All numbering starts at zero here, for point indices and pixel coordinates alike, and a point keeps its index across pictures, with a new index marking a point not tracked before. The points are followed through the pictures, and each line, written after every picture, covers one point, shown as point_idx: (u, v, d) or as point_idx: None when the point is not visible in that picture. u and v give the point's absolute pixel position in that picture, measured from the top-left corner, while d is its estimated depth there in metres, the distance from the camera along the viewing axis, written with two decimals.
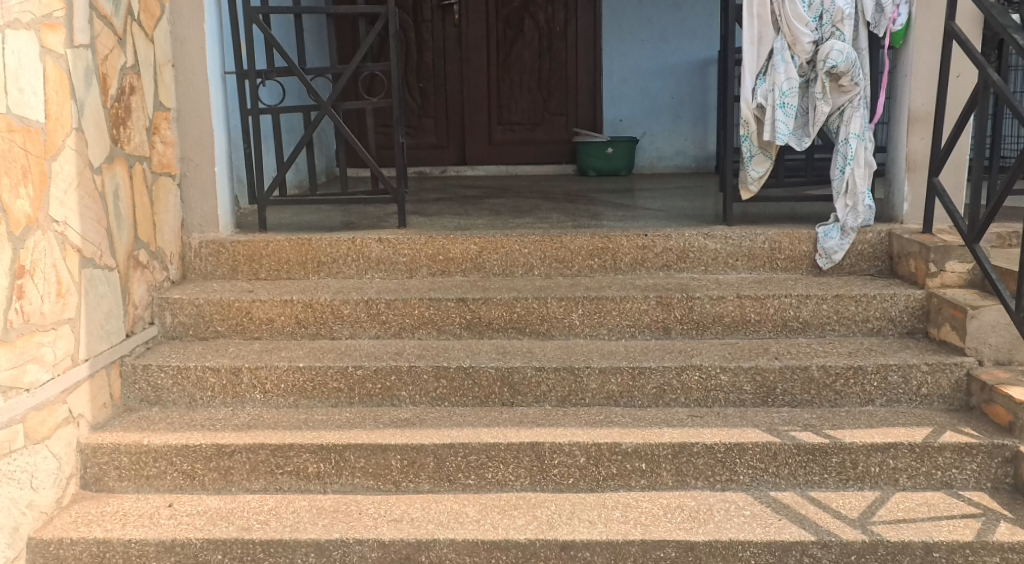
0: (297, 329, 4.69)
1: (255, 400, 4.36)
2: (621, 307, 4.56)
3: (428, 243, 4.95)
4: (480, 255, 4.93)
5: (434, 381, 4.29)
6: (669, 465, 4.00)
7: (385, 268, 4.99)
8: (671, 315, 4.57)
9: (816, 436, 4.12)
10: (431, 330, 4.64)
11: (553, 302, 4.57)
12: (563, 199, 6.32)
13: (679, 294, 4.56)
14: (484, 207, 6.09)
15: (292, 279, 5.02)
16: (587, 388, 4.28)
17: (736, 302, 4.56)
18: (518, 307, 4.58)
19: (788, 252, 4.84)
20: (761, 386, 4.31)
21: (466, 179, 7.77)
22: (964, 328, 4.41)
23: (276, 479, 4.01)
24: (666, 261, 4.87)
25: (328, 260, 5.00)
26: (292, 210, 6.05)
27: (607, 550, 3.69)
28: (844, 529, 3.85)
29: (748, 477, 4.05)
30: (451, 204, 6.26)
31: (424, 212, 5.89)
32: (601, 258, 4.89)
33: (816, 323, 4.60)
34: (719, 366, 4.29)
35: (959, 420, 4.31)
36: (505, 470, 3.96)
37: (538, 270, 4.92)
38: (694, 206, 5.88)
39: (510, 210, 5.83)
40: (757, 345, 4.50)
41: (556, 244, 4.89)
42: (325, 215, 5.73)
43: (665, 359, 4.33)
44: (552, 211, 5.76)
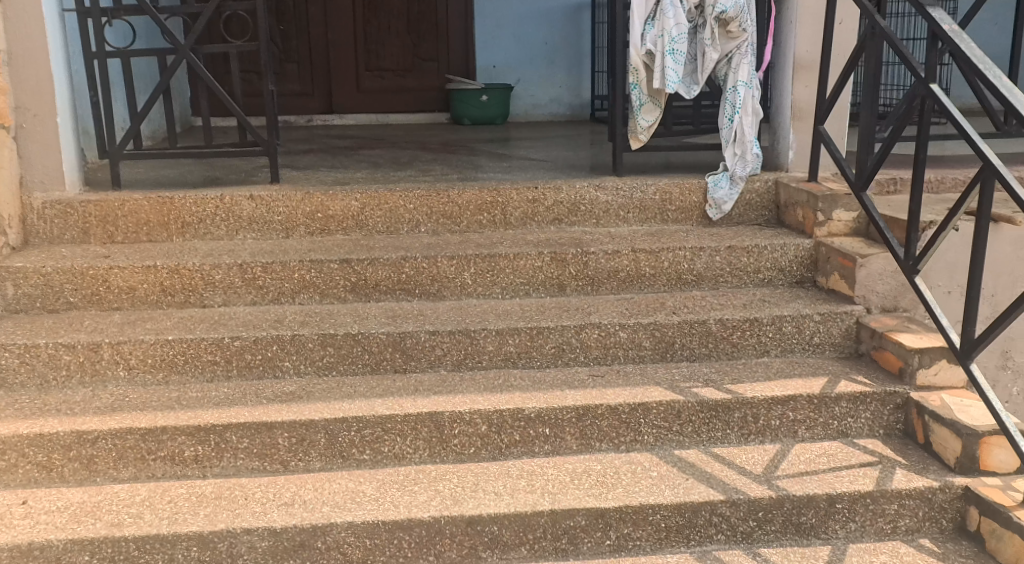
0: (163, 299, 4.41)
1: (119, 378, 4.04)
2: (510, 265, 4.48)
3: (305, 200, 4.79)
4: (363, 212, 4.82)
5: (320, 349, 4.11)
6: (573, 429, 3.77)
7: (258, 229, 4.79)
8: (564, 273, 4.49)
9: (719, 392, 3.84)
10: (313, 294, 4.48)
11: (444, 262, 4.47)
12: (441, 156, 6.10)
13: (574, 250, 4.47)
14: (361, 164, 5.77)
15: (152, 240, 4.71)
16: (484, 350, 4.13)
17: (631, 256, 4.46)
18: (406, 269, 4.47)
19: (679, 203, 4.79)
20: (661, 343, 4.15)
21: (332, 129, 7.42)
22: (853, 277, 4.27)
23: (148, 466, 3.67)
24: (556, 216, 4.84)
25: (193, 221, 4.73)
26: (147, 163, 5.68)
27: (515, 523, 3.42)
28: (746, 483, 3.60)
29: (651, 437, 3.80)
30: (324, 161, 5.92)
31: (296, 169, 5.52)
32: (491, 213, 4.85)
33: (709, 276, 4.50)
34: (620, 325, 4.13)
35: (850, 368, 4.13)
36: (403, 442, 3.73)
37: (425, 227, 4.86)
38: (580, 159, 5.73)
39: (387, 168, 5.59)
40: (651, 300, 4.38)
41: (443, 199, 4.83)
42: (186, 170, 5.36)
43: (563, 317, 4.19)
44: (433, 168, 5.53)
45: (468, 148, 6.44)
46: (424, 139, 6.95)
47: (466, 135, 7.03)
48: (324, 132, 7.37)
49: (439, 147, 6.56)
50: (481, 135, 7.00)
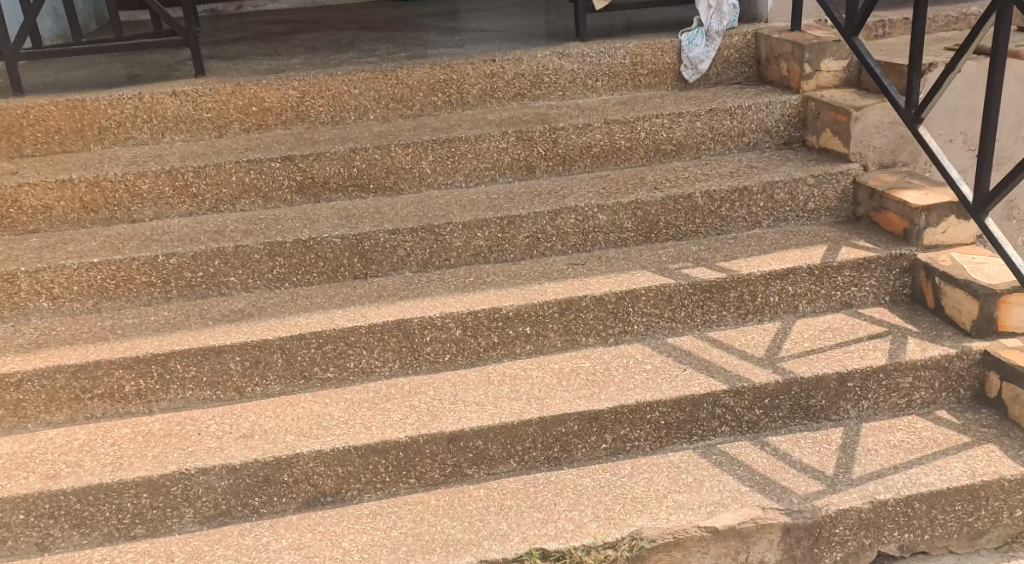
0: (84, 216, 4.01)
1: (42, 309, 3.66)
2: (470, 150, 4.06)
3: (236, 93, 4.35)
4: (303, 101, 4.38)
5: (269, 261, 3.70)
6: (556, 325, 3.41)
7: (187, 129, 4.39)
8: (531, 154, 4.09)
9: (712, 271, 3.45)
10: (254, 198, 4.07)
11: (398, 151, 4.04)
12: (388, 36, 5.60)
13: (541, 126, 4.06)
14: (301, 50, 5.26)
15: (66, 150, 4.35)
16: (451, 247, 3.74)
17: (604, 129, 4.06)
18: (357, 163, 4.04)
19: (651, 65, 4.39)
20: (643, 222, 3.76)
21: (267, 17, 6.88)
22: (847, 133, 3.80)
23: (86, 406, 3.31)
24: (518, 91, 4.43)
25: (109, 124, 4.34)
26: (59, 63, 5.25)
27: (501, 435, 3.06)
28: (746, 367, 3.17)
29: (642, 326, 3.44)
30: (262, 50, 5.41)
31: (228, 61, 5.01)
32: (446, 93, 4.42)
33: (690, 144, 4.10)
34: (598, 205, 3.73)
35: (849, 232, 3.69)
36: (370, 356, 3.37)
37: (373, 115, 4.44)
38: (541, 26, 5.26)
39: (328, 51, 5.11)
40: (629, 175, 4.00)
41: (389, 80, 4.38)
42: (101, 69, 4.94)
43: (531, 202, 3.83)
44: (380, 48, 5.05)
45: (415, 26, 5.93)
46: (366, 20, 6.42)
47: (410, 13, 6.49)
48: (258, 20, 6.84)
49: (383, 27, 6.05)
50: (427, 13, 6.47)
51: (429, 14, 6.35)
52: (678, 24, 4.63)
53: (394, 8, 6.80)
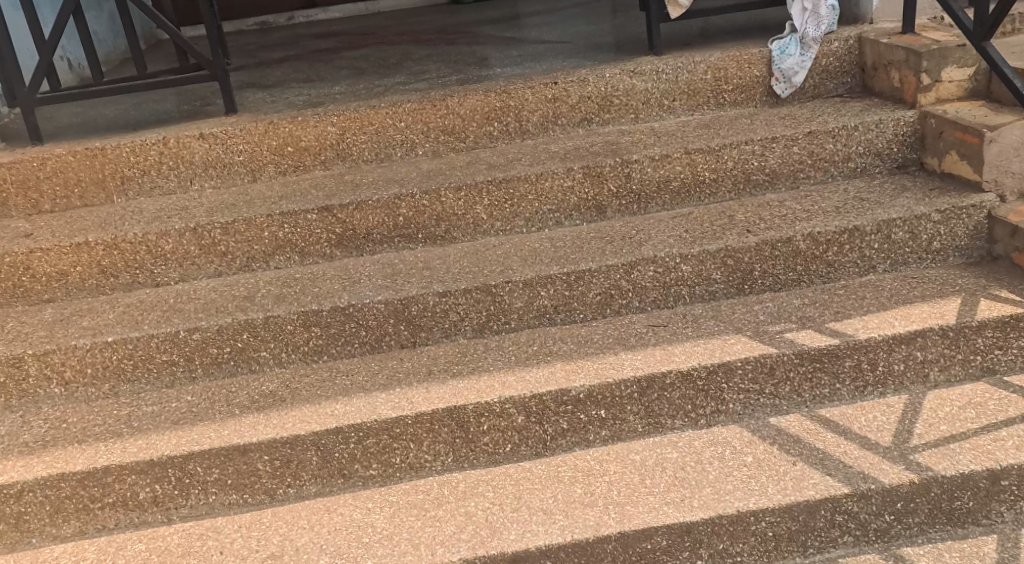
0: (104, 281, 3.60)
1: (54, 396, 3.26)
2: (531, 190, 3.56)
3: (269, 132, 3.87)
4: (343, 138, 3.90)
5: (303, 333, 3.23)
6: (635, 407, 2.87)
7: (216, 174, 3.94)
8: (600, 192, 3.57)
9: (822, 335, 2.86)
10: (290, 253, 3.60)
11: (449, 194, 3.55)
12: (442, 51, 5.10)
13: (612, 160, 3.54)
14: (347, 73, 4.78)
15: (88, 204, 3.92)
16: (511, 308, 3.25)
17: (685, 159, 3.53)
18: (403, 211, 3.56)
19: (736, 80, 3.83)
20: (734, 272, 3.21)
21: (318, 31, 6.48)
22: (979, 157, 3.18)
23: (96, 517, 2.92)
24: (583, 117, 3.92)
25: (134, 173, 3.91)
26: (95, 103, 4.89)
27: (575, 556, 2.56)
28: (869, 461, 2.59)
29: (738, 405, 2.87)
30: (304, 74, 4.95)
31: (266, 91, 4.57)
32: (503, 121, 3.91)
33: (786, 172, 3.53)
34: (681, 254, 3.20)
35: (986, 278, 3.09)
36: (419, 449, 2.89)
37: (421, 150, 3.94)
38: (611, 35, 4.71)
39: (375, 74, 4.63)
40: (714, 213, 3.47)
41: (438, 110, 3.88)
42: (137, 111, 4.55)
43: (601, 253, 3.31)
44: (431, 68, 4.55)
45: (472, 36, 5.43)
46: (420, 30, 5.92)
47: (467, 21, 5.98)
48: (308, 34, 6.43)
49: (439, 38, 5.56)
50: (486, 20, 5.96)
51: (489, 21, 5.84)
52: (767, 29, 4.05)
53: (450, 15, 6.30)
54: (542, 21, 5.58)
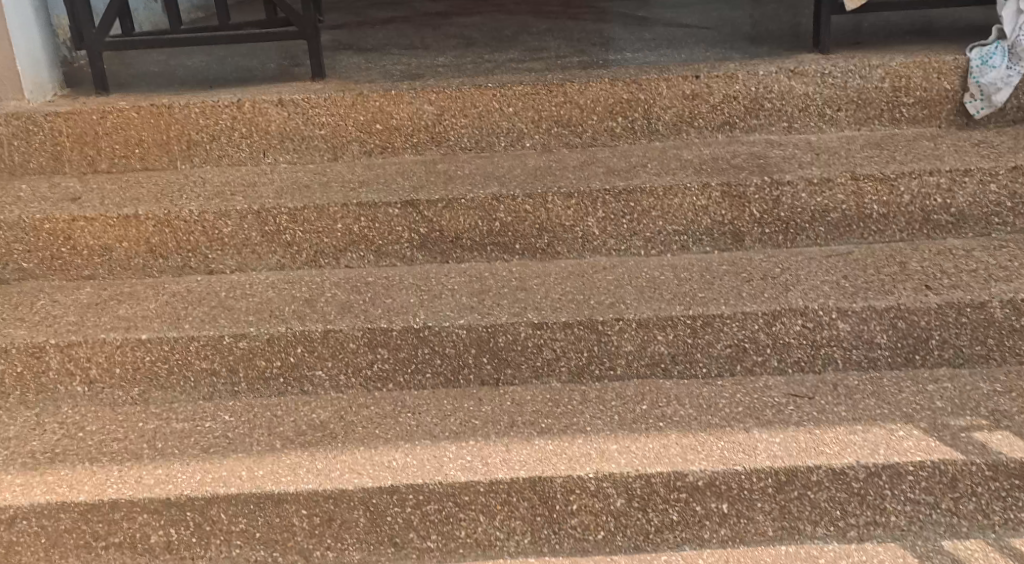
0: (152, 260, 2.99)
1: (75, 396, 2.70)
2: (655, 206, 2.97)
3: (357, 105, 3.29)
4: (440, 120, 3.31)
5: (367, 354, 2.65)
6: (768, 505, 2.34)
7: (294, 147, 3.34)
8: (740, 217, 2.98)
9: (1019, 442, 2.30)
10: (363, 250, 3.01)
11: (558, 201, 2.97)
12: (557, 26, 4.52)
13: (758, 178, 2.96)
14: (450, 42, 4.23)
15: (148, 168, 3.33)
16: (619, 352, 2.67)
17: (851, 185, 2.95)
18: (500, 215, 2.98)
19: (920, 92, 3.24)
20: (902, 336, 2.63)
21: None
22: None
23: (98, 556, 2.43)
24: (723, 122, 3.31)
25: (202, 138, 3.31)
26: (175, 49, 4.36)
27: None
28: None
29: (903, 519, 2.34)
30: (403, 38, 4.41)
31: (359, 54, 4.04)
32: (628, 117, 3.31)
33: (977, 214, 2.95)
34: (835, 305, 2.62)
35: None
36: (487, 524, 2.37)
37: (528, 142, 3.35)
38: (756, 25, 4.08)
39: (482, 46, 4.07)
40: (880, 256, 2.90)
41: (554, 97, 3.29)
42: (218, 64, 4.02)
43: (732, 300, 2.68)
44: (547, 45, 3.97)
45: (596, 11, 4.88)
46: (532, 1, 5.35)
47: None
48: None
49: (559, 9, 5.03)
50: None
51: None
52: (957, 35, 3.45)
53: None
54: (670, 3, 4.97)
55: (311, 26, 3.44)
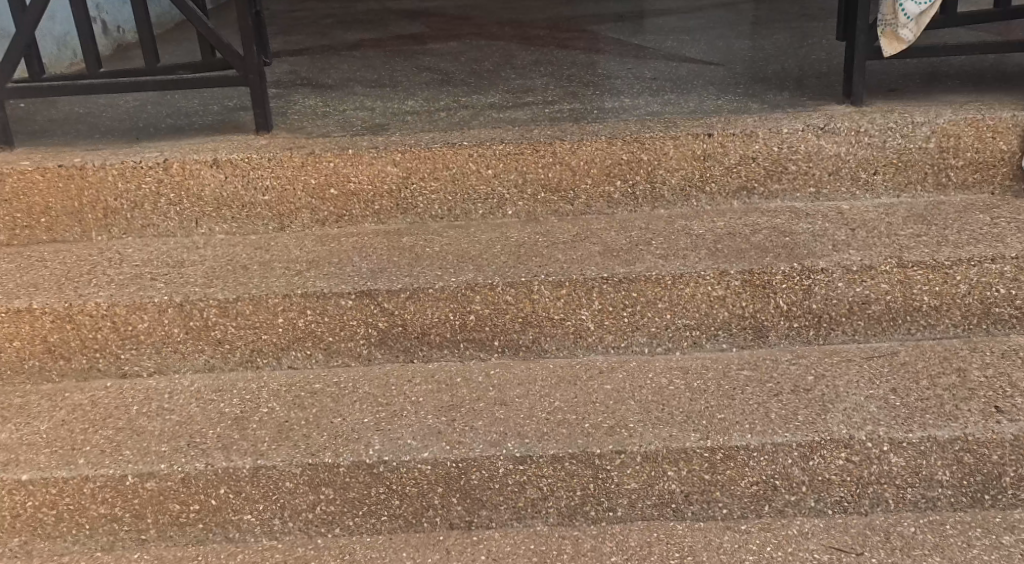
0: (51, 363, 2.47)
1: None
2: (661, 296, 2.46)
3: (308, 166, 2.78)
4: (407, 183, 2.81)
5: (308, 494, 2.16)
6: None
7: (231, 216, 2.83)
8: (763, 309, 2.48)
9: None
10: (310, 349, 2.49)
11: (544, 291, 2.46)
12: (544, 58, 4.00)
13: (786, 264, 2.45)
14: (422, 78, 3.72)
15: (59, 241, 2.82)
16: (617, 487, 2.18)
17: (898, 276, 2.46)
18: (475, 307, 2.47)
19: (970, 154, 2.76)
20: (969, 473, 2.19)
21: (404, 8, 5.47)
22: None
23: None
24: (739, 187, 2.81)
25: (121, 207, 2.80)
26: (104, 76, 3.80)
27: None
28: None
29: None
30: (369, 72, 3.89)
31: (317, 93, 3.51)
32: (629, 182, 2.81)
33: None
34: (887, 435, 2.16)
35: None
36: None
37: (511, 210, 2.84)
38: (770, 62, 3.57)
39: (458, 85, 3.55)
40: (933, 358, 2.41)
41: (540, 157, 2.79)
42: (150, 98, 3.47)
43: (757, 427, 2.18)
44: (532, 85, 3.46)
45: (590, 38, 4.38)
46: (516, 25, 4.84)
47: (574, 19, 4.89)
48: (396, 10, 5.43)
49: (548, 35, 4.53)
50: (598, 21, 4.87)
51: (602, 23, 4.74)
52: (1008, 84, 2.97)
53: (553, 9, 5.21)
54: (669, 30, 4.47)
55: (256, 72, 2.91)
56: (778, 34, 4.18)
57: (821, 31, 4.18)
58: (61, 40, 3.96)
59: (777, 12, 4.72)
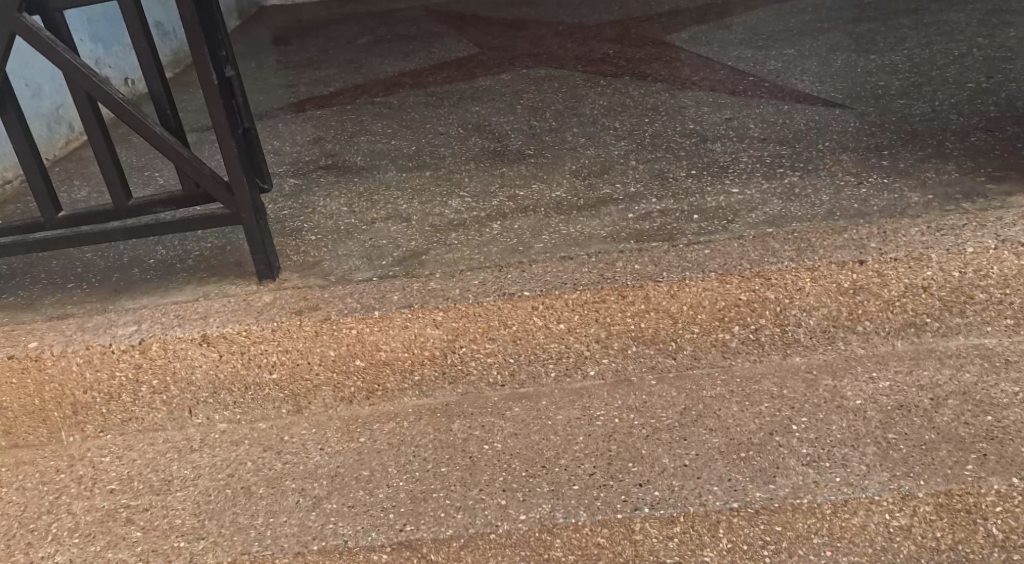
0: None
1: None
2: (817, 529, 1.80)
3: (324, 336, 2.11)
4: (455, 347, 2.13)
5: None
6: None
7: (234, 400, 2.18)
8: (966, 538, 1.79)
9: None
10: None
11: (651, 529, 1.81)
12: (620, 108, 3.30)
13: (1002, 482, 1.78)
14: (474, 153, 3.04)
15: (18, 445, 2.21)
16: None
17: None
18: (556, 553, 1.83)
19: None
20: None
21: (462, 35, 4.81)
22: None
23: None
24: (904, 324, 2.08)
25: (92, 399, 2.17)
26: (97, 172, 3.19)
27: None
28: None
29: None
30: (412, 143, 3.23)
31: (347, 190, 2.86)
32: (749, 325, 2.10)
33: None
34: None
35: None
36: None
37: (592, 370, 2.15)
38: (911, 113, 2.83)
39: (518, 167, 2.87)
40: None
41: (628, 304, 2.09)
42: None
43: None
44: (611, 165, 2.77)
45: (678, 68, 3.64)
46: (583, 54, 4.14)
47: (652, 42, 4.17)
48: (452, 38, 4.76)
49: (626, 66, 3.80)
50: (679, 40, 4.14)
51: (686, 46, 4.02)
52: None
53: (626, 27, 4.50)
54: (768, 53, 3.72)
55: (249, 207, 2.23)
56: (906, 57, 3.41)
57: (960, 48, 3.40)
58: (47, 120, 3.36)
59: (897, 20, 3.94)
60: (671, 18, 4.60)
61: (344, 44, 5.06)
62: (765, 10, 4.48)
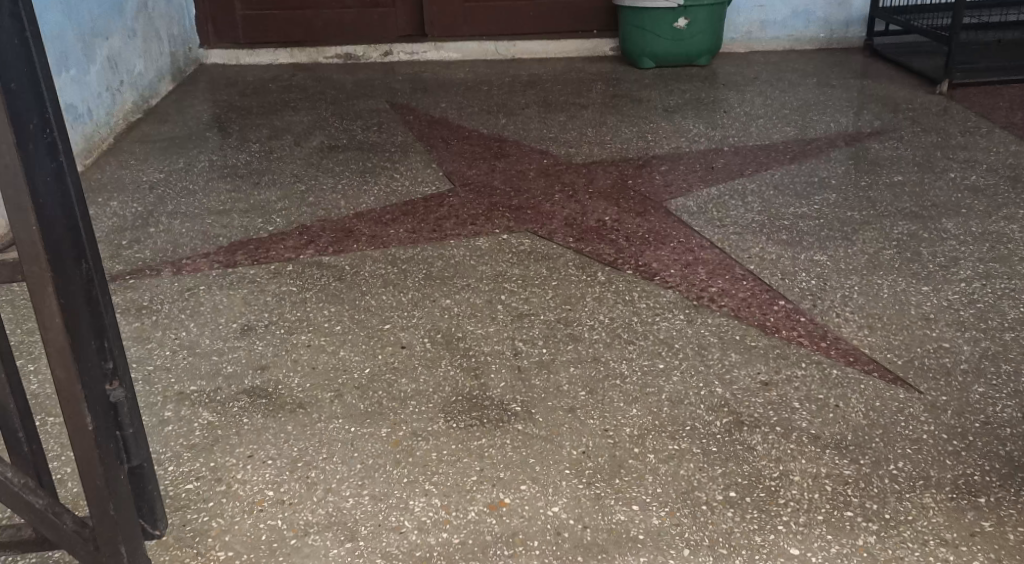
0: None
1: None
2: None
3: None
4: None
5: None
6: None
7: None
8: None
9: None
10: None
11: None
12: (627, 332, 2.69)
13: None
14: (445, 396, 2.40)
15: None
16: None
17: None
18: None
19: None
20: None
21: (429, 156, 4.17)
22: None
23: None
24: None
25: None
26: None
27: None
28: None
29: None
30: (366, 358, 2.57)
31: (277, 449, 2.20)
32: None
33: None
34: None
35: None
36: None
37: None
38: (997, 418, 2.27)
39: (500, 437, 2.24)
40: None
41: None
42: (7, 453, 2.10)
43: None
44: (623, 461, 2.15)
45: (692, 268, 3.06)
46: (574, 215, 3.52)
47: (654, 208, 3.58)
48: (418, 161, 4.12)
49: (627, 250, 3.21)
50: (686, 210, 3.55)
51: (695, 224, 3.43)
52: None
53: (622, 176, 3.90)
54: (795, 256, 3.15)
55: None
56: (963, 295, 2.87)
57: None
58: None
59: (938, 220, 3.41)
60: (672, 166, 4.02)
61: (290, 146, 4.37)
62: (780, 172, 3.92)
